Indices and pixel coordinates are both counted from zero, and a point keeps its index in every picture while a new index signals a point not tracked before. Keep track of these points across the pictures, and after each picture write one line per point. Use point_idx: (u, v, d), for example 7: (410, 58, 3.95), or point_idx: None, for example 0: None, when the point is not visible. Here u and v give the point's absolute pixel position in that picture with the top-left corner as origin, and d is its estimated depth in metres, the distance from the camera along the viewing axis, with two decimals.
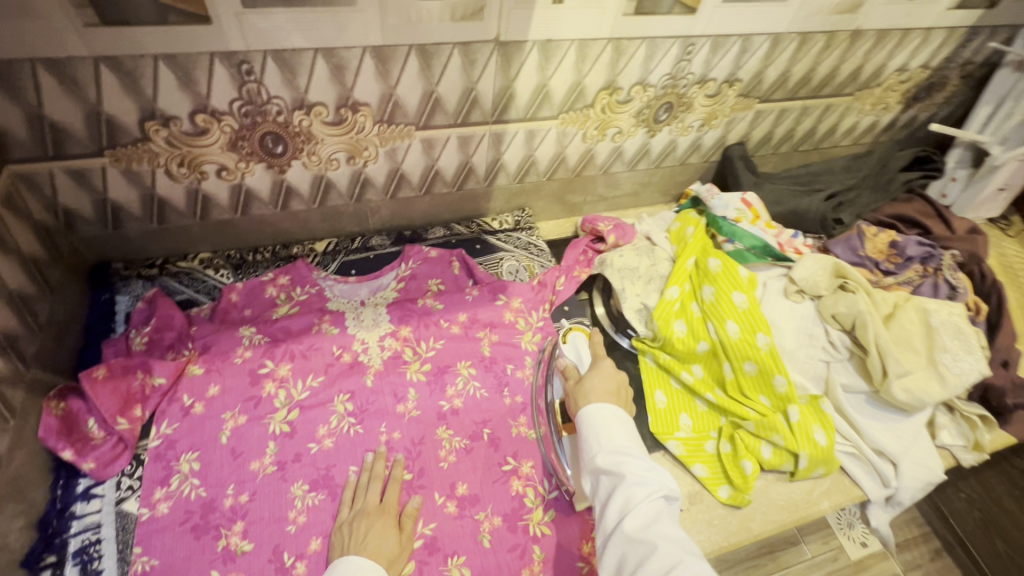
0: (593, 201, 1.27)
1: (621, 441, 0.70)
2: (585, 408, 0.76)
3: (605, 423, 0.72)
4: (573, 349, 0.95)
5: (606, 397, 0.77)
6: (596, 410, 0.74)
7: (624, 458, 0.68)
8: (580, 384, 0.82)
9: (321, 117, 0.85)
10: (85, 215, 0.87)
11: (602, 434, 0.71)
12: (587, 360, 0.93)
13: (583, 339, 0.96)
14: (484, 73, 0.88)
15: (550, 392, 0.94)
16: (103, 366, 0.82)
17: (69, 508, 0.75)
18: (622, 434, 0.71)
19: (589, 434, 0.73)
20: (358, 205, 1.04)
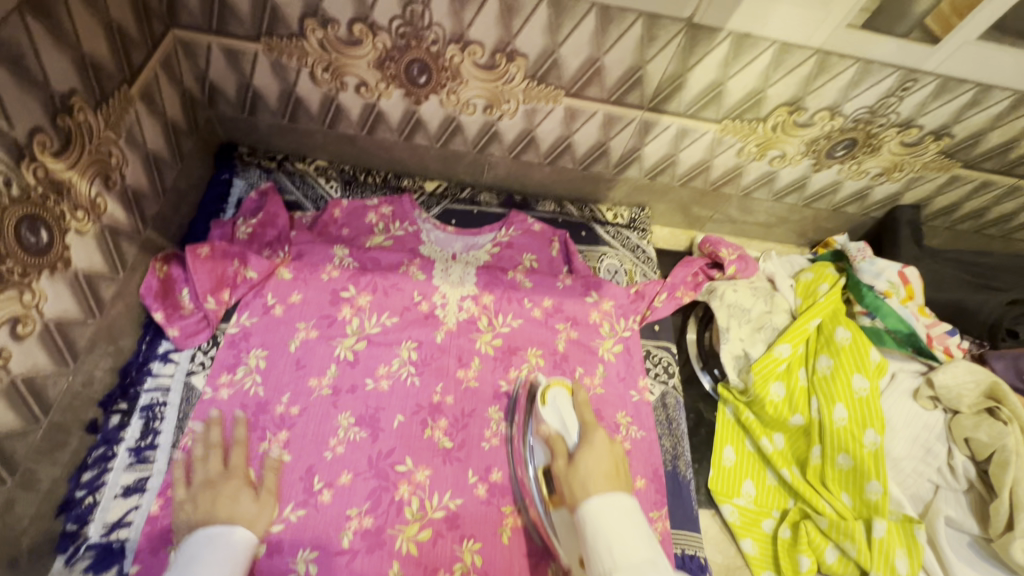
0: (718, 221, 1.15)
1: (641, 555, 0.54)
2: (585, 506, 0.59)
3: (619, 527, 0.56)
4: (555, 413, 0.77)
5: (609, 484, 0.62)
6: (605, 507, 0.58)
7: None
8: (571, 465, 0.67)
9: (474, 57, 0.79)
10: (228, 95, 0.89)
11: (616, 545, 0.55)
12: (573, 426, 0.75)
13: (563, 398, 0.80)
14: (661, 53, 0.77)
15: (530, 456, 0.80)
16: (207, 247, 0.84)
17: (147, 365, 0.80)
18: (642, 544, 0.55)
19: (599, 539, 0.56)
20: (479, 156, 0.99)
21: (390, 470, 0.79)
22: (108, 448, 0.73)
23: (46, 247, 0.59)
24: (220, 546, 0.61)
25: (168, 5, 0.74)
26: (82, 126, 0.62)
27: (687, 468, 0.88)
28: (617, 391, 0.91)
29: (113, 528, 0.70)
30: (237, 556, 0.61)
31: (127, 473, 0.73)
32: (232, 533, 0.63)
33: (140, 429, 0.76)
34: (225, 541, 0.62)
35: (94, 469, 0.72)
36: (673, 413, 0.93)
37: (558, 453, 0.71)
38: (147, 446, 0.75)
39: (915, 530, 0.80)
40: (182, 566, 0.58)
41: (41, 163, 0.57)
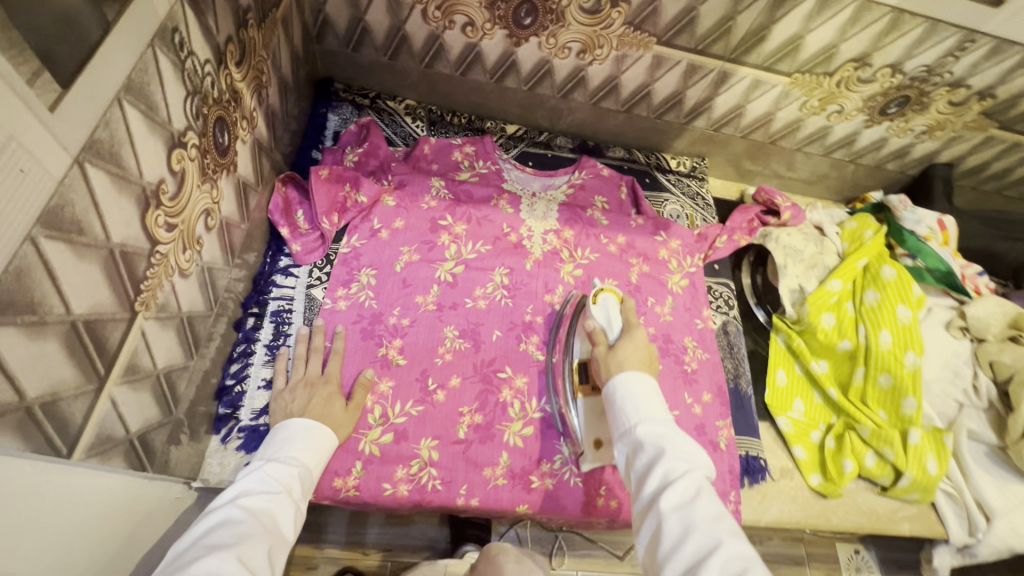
0: (767, 175, 1.24)
1: (659, 412, 0.62)
2: (616, 378, 0.67)
3: (642, 393, 0.64)
4: (603, 312, 0.85)
5: (642, 367, 0.69)
6: (634, 378, 0.66)
7: (666, 432, 0.60)
8: (611, 351, 0.73)
9: (581, 2, 0.86)
10: (337, 29, 0.94)
11: (640, 404, 0.63)
12: (616, 325, 0.83)
13: (614, 303, 0.87)
14: (753, 5, 0.85)
15: (570, 351, 0.89)
16: (326, 169, 0.91)
17: (273, 276, 0.87)
18: (659, 406, 0.63)
19: (624, 403, 0.64)
20: (561, 101, 1.06)
21: (494, 376, 0.88)
22: (248, 345, 0.81)
23: (227, 148, 0.65)
24: (311, 435, 0.67)
25: None
26: (252, 41, 0.68)
27: (747, 385, 1.00)
28: (685, 319, 1.01)
29: (259, 414, 0.78)
30: (324, 445, 0.68)
31: (265, 368, 0.80)
32: (320, 428, 0.69)
33: (272, 331, 0.83)
34: (315, 432, 0.68)
35: (239, 361, 0.80)
36: (733, 339, 1.04)
37: (598, 342, 0.76)
38: (280, 345, 0.82)
39: (944, 438, 0.93)
40: (279, 445, 0.65)
41: (229, 71, 0.63)
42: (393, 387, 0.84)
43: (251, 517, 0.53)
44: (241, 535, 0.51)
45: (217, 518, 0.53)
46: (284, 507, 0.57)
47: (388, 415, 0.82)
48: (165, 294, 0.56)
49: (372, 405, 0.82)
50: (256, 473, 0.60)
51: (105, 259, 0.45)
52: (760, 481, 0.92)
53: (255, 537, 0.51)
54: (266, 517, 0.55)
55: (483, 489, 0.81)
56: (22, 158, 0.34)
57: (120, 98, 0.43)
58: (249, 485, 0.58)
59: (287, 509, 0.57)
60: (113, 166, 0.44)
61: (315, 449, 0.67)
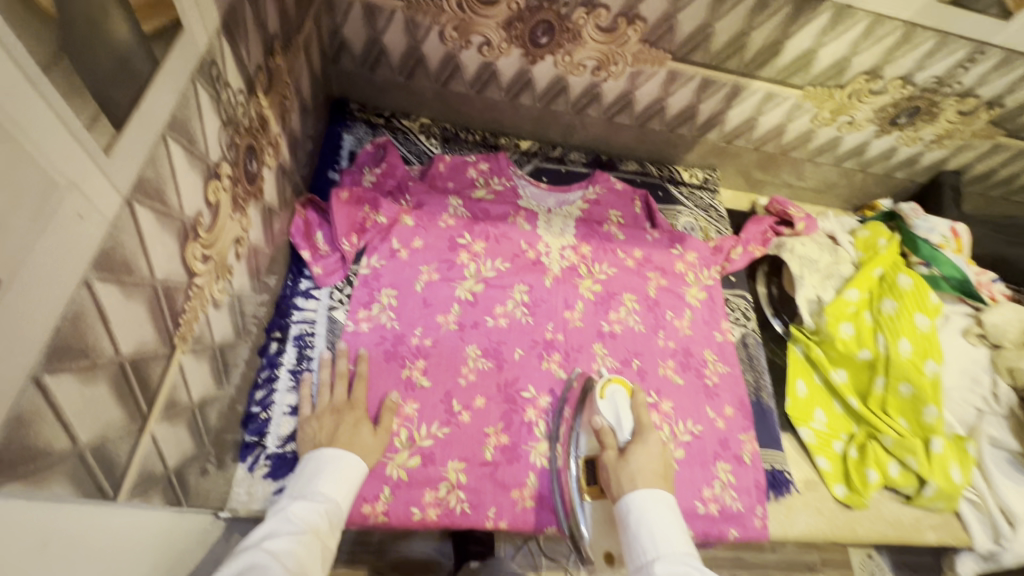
0: (777, 186, 1.25)
1: (681, 545, 0.60)
2: (630, 496, 0.66)
3: (663, 522, 0.62)
4: (612, 409, 0.80)
5: (654, 482, 0.67)
6: (650, 499, 0.65)
7: (686, 569, 0.57)
8: (622, 459, 0.71)
9: (597, 21, 0.87)
10: (353, 50, 0.94)
11: (658, 534, 0.61)
12: (626, 426, 0.79)
13: (624, 397, 0.82)
14: (767, 22, 0.86)
15: (574, 447, 0.82)
16: (346, 191, 0.91)
17: (294, 299, 0.87)
18: (681, 538, 0.61)
19: (642, 530, 0.62)
20: (575, 117, 1.07)
21: (517, 395, 0.88)
22: (273, 371, 0.80)
23: (255, 176, 0.65)
24: (339, 466, 0.66)
25: None
26: (278, 68, 0.68)
27: (768, 397, 1.00)
28: (704, 332, 1.01)
29: (285, 440, 0.77)
30: (353, 475, 0.66)
31: (290, 393, 0.80)
32: (348, 458, 0.68)
33: (296, 355, 0.83)
34: (344, 462, 0.67)
35: (264, 388, 0.79)
36: (753, 350, 1.04)
37: (608, 445, 0.74)
38: (304, 370, 0.82)
39: (967, 446, 0.94)
40: (307, 480, 0.64)
41: (258, 99, 0.62)
42: (418, 409, 0.83)
43: (275, 562, 0.53)
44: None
45: (241, 565, 0.53)
46: (312, 552, 0.57)
47: (415, 438, 0.81)
48: (200, 326, 0.56)
49: (398, 428, 0.81)
50: (282, 513, 0.59)
51: (150, 297, 0.44)
52: (786, 494, 0.92)
53: None
54: (291, 560, 0.55)
55: (511, 511, 0.80)
56: (79, 203, 0.34)
57: (164, 135, 0.43)
58: (274, 527, 0.58)
59: (314, 554, 0.57)
60: (158, 203, 0.43)
61: (343, 481, 0.65)
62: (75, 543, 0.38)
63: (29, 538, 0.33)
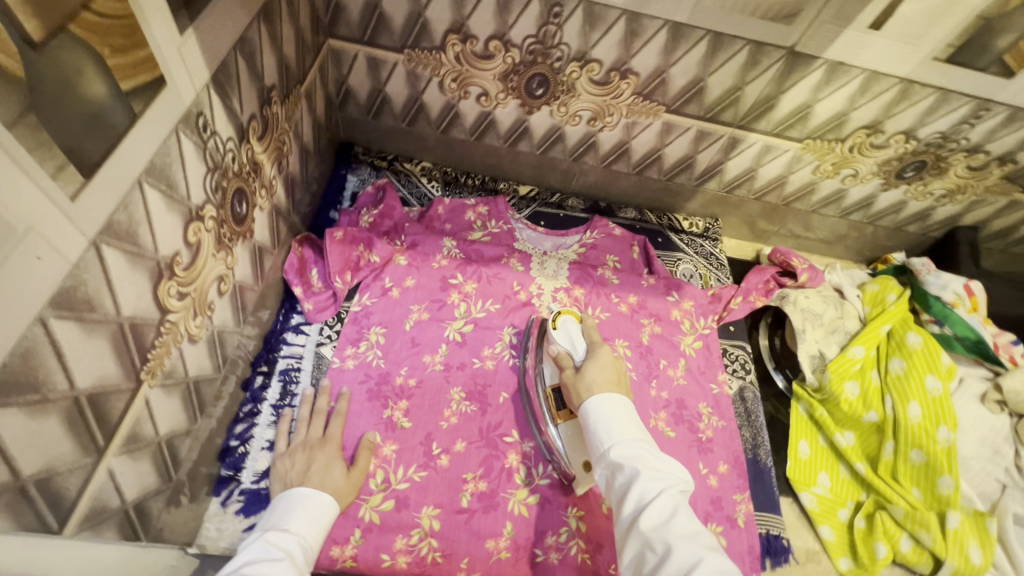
0: (783, 236, 1.23)
1: (633, 431, 0.62)
2: (587, 403, 0.67)
3: (616, 415, 0.64)
4: (566, 336, 0.82)
5: (614, 386, 0.69)
6: (607, 399, 0.66)
7: (639, 451, 0.60)
8: (579, 374, 0.73)
9: (591, 74, 0.89)
10: (359, 99, 0.99)
11: (612, 425, 0.63)
12: (582, 348, 0.80)
13: (575, 324, 0.84)
14: (759, 77, 0.87)
15: (540, 377, 0.85)
16: (340, 231, 0.93)
17: (284, 334, 0.88)
18: (633, 426, 0.63)
19: (600, 422, 0.64)
20: (573, 164, 1.09)
21: (499, 440, 0.86)
22: (255, 405, 0.81)
23: (244, 217, 0.68)
24: (311, 505, 0.65)
25: (332, 18, 0.85)
26: (274, 116, 0.72)
27: (767, 457, 0.95)
28: (699, 384, 0.98)
29: (261, 476, 0.77)
30: (325, 516, 0.65)
31: (269, 429, 0.80)
32: (320, 497, 0.67)
33: (280, 390, 0.84)
34: (317, 502, 0.66)
35: (244, 422, 0.80)
36: (751, 405, 1.00)
37: (567, 366, 0.77)
38: (285, 405, 0.82)
39: (986, 523, 0.86)
40: (279, 516, 0.63)
41: (251, 146, 0.66)
42: (396, 450, 0.82)
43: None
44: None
45: None
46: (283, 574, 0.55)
47: (390, 481, 0.80)
48: (172, 360, 0.57)
49: (374, 469, 0.80)
50: (257, 544, 0.58)
51: (114, 333, 0.46)
52: (783, 563, 0.86)
53: None
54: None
55: (485, 563, 0.77)
56: (39, 246, 0.36)
57: (140, 180, 0.46)
58: (251, 556, 0.56)
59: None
60: (128, 245, 0.46)
61: (316, 521, 0.64)
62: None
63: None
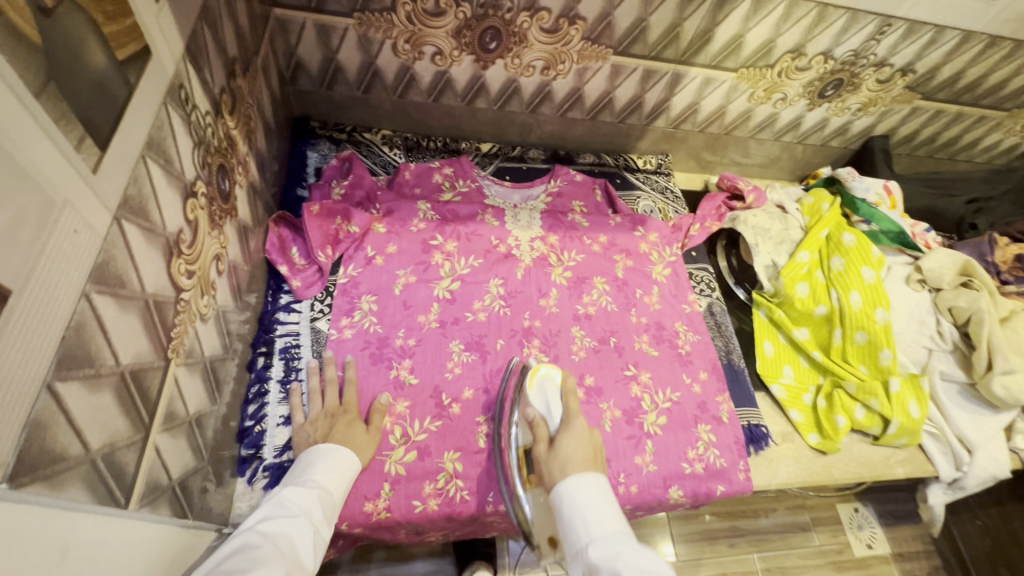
0: (726, 164, 1.33)
1: (612, 525, 0.59)
2: (561, 485, 0.64)
3: (594, 506, 0.61)
4: (540, 397, 0.79)
5: (584, 467, 0.66)
6: (579, 484, 0.63)
7: (619, 550, 0.56)
8: (552, 450, 0.69)
9: (541, 23, 0.92)
10: (310, 70, 0.97)
11: (590, 519, 0.60)
12: (556, 415, 0.77)
13: (554, 387, 0.81)
14: (696, 12, 0.93)
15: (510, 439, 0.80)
16: (317, 205, 0.93)
17: (276, 314, 0.88)
18: (614, 520, 0.60)
19: (576, 515, 0.61)
20: (530, 116, 1.12)
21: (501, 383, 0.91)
22: (262, 385, 0.82)
23: (228, 194, 0.67)
24: (332, 460, 0.68)
25: None
26: (240, 90, 0.70)
27: (739, 360, 1.07)
28: (673, 306, 1.07)
29: (282, 450, 0.78)
30: (346, 470, 0.68)
31: (281, 405, 0.81)
32: (341, 451, 0.70)
33: (283, 368, 0.84)
34: (337, 456, 0.69)
35: (255, 402, 0.80)
36: (720, 317, 1.10)
37: (541, 437, 0.72)
38: (292, 381, 0.83)
39: (921, 383, 1.02)
40: (302, 470, 0.66)
41: (225, 120, 0.65)
42: (409, 406, 0.86)
43: (268, 542, 0.53)
44: (258, 560, 0.50)
45: (232, 546, 0.52)
46: (300, 529, 0.57)
47: (409, 435, 0.84)
48: (190, 340, 0.58)
49: (391, 427, 0.84)
50: (274, 499, 0.60)
51: (143, 309, 0.46)
52: (764, 448, 0.98)
53: (269, 562, 0.51)
54: (284, 543, 0.54)
55: None
56: (73, 219, 0.36)
57: (143, 155, 0.46)
58: (265, 512, 0.58)
59: (304, 533, 0.57)
60: (142, 220, 0.46)
61: (335, 473, 0.67)
62: (101, 548, 0.40)
63: (47, 542, 0.34)
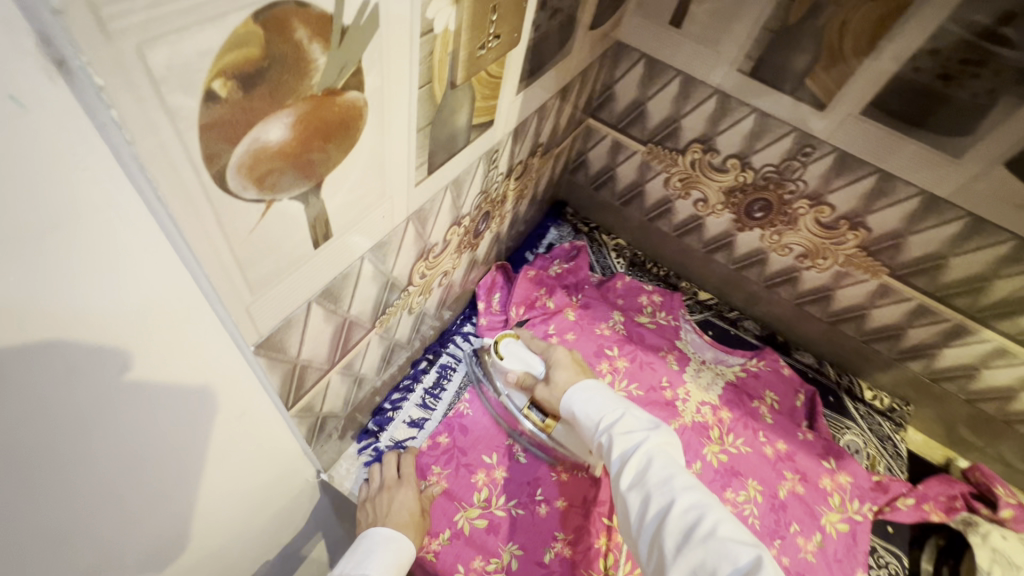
0: (988, 456, 1.04)
1: (612, 406, 0.71)
2: (569, 396, 0.76)
3: (593, 399, 0.73)
4: (518, 359, 0.90)
5: (577, 376, 0.81)
6: (576, 390, 0.76)
7: (619, 420, 0.69)
8: (550, 385, 0.84)
9: (819, 215, 0.90)
10: (590, 169, 1.13)
11: (592, 408, 0.72)
12: (533, 358, 0.90)
13: (515, 341, 0.92)
14: (1018, 276, 0.79)
15: (512, 405, 0.92)
16: (534, 271, 1.07)
17: (454, 335, 1.02)
18: (611, 401, 0.73)
19: (585, 411, 0.73)
20: (763, 290, 1.08)
21: (598, 517, 0.85)
22: (412, 383, 0.94)
23: (480, 233, 0.82)
24: (390, 549, 0.69)
25: (600, 104, 1.01)
26: (532, 165, 0.87)
27: None
28: (830, 569, 0.86)
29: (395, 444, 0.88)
30: (402, 563, 0.69)
31: (416, 408, 0.92)
32: (401, 545, 0.71)
33: (435, 379, 0.96)
34: (397, 548, 0.70)
35: (400, 392, 0.93)
36: None
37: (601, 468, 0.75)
38: (436, 394, 0.95)
39: None
40: (361, 558, 0.67)
41: (510, 183, 0.81)
42: (505, 479, 0.87)
43: None
44: None
45: None
46: None
47: (491, 503, 0.85)
48: (394, 321, 0.71)
49: (481, 485, 0.86)
50: None
51: (383, 285, 0.60)
52: None
53: None
54: None
55: None
56: (387, 209, 0.50)
57: (448, 186, 0.60)
58: None
59: None
60: (420, 227, 0.60)
61: (393, 567, 0.68)
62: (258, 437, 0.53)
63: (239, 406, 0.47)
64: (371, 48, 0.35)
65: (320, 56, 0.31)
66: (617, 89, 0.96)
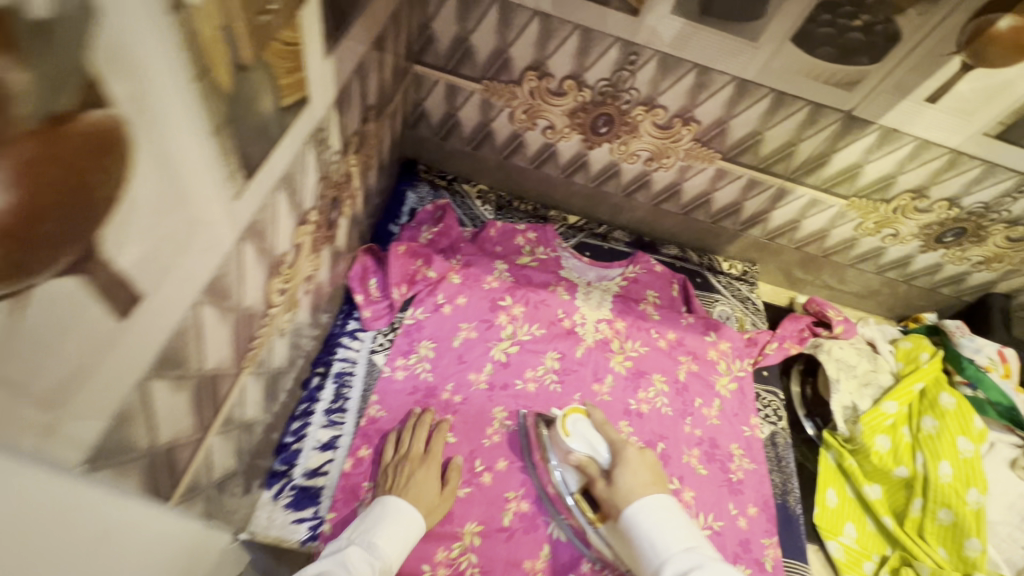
0: (817, 286, 1.26)
1: (682, 542, 0.68)
2: (630, 511, 0.72)
3: (660, 525, 0.70)
4: (583, 441, 0.81)
5: (647, 487, 0.74)
6: (643, 508, 0.71)
7: (691, 564, 0.65)
8: (611, 486, 0.77)
9: (655, 118, 0.95)
10: (431, 120, 1.05)
11: (657, 537, 0.69)
12: (601, 449, 0.82)
13: (584, 422, 0.84)
14: (816, 135, 0.92)
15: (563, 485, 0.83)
16: (404, 245, 0.98)
17: (341, 338, 0.93)
18: (682, 536, 0.69)
19: (649, 535, 0.69)
20: (623, 199, 1.14)
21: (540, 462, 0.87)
22: (311, 405, 0.85)
23: (334, 223, 0.73)
24: (399, 522, 0.72)
25: (421, 46, 0.92)
26: (368, 133, 0.78)
27: (795, 504, 0.97)
28: (732, 425, 1.01)
29: (312, 474, 0.80)
30: (410, 533, 0.72)
31: (323, 430, 0.84)
32: (411, 514, 0.73)
33: (333, 392, 0.87)
34: (407, 518, 0.73)
35: (300, 419, 0.84)
36: (782, 451, 1.02)
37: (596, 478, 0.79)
38: (338, 408, 0.86)
39: None
40: (369, 524, 0.71)
41: (349, 159, 0.71)
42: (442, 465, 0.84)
43: None
44: None
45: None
46: None
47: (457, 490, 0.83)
48: (265, 352, 0.61)
49: None
50: (338, 556, 0.65)
51: (236, 321, 0.50)
52: None
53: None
54: None
55: None
56: (208, 238, 0.41)
57: (277, 187, 0.50)
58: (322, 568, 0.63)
59: None
60: (259, 242, 0.50)
61: (398, 537, 0.71)
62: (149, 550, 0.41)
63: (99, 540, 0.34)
64: (94, 46, 0.26)
65: (15, 75, 0.22)
66: (435, 26, 0.88)
